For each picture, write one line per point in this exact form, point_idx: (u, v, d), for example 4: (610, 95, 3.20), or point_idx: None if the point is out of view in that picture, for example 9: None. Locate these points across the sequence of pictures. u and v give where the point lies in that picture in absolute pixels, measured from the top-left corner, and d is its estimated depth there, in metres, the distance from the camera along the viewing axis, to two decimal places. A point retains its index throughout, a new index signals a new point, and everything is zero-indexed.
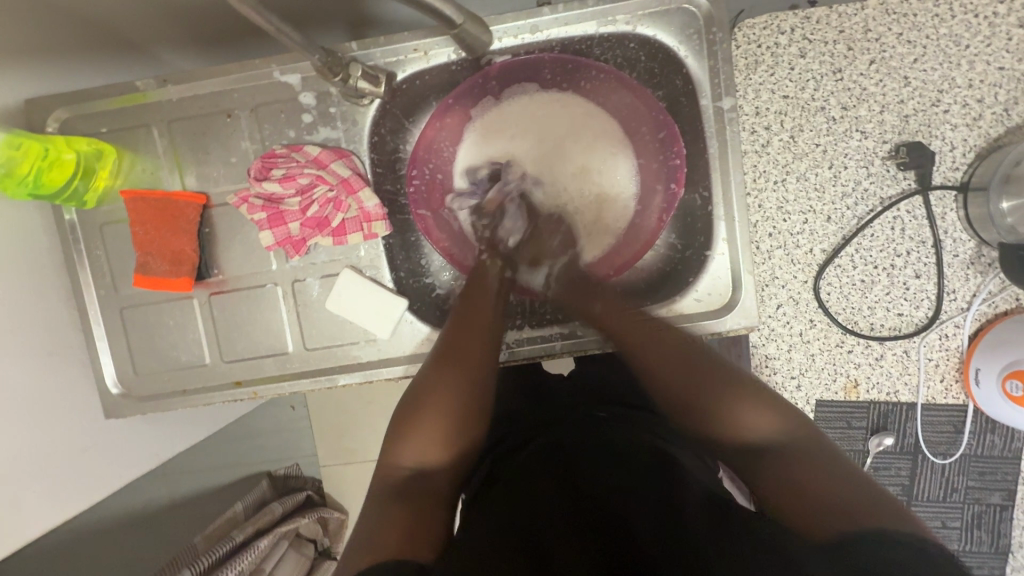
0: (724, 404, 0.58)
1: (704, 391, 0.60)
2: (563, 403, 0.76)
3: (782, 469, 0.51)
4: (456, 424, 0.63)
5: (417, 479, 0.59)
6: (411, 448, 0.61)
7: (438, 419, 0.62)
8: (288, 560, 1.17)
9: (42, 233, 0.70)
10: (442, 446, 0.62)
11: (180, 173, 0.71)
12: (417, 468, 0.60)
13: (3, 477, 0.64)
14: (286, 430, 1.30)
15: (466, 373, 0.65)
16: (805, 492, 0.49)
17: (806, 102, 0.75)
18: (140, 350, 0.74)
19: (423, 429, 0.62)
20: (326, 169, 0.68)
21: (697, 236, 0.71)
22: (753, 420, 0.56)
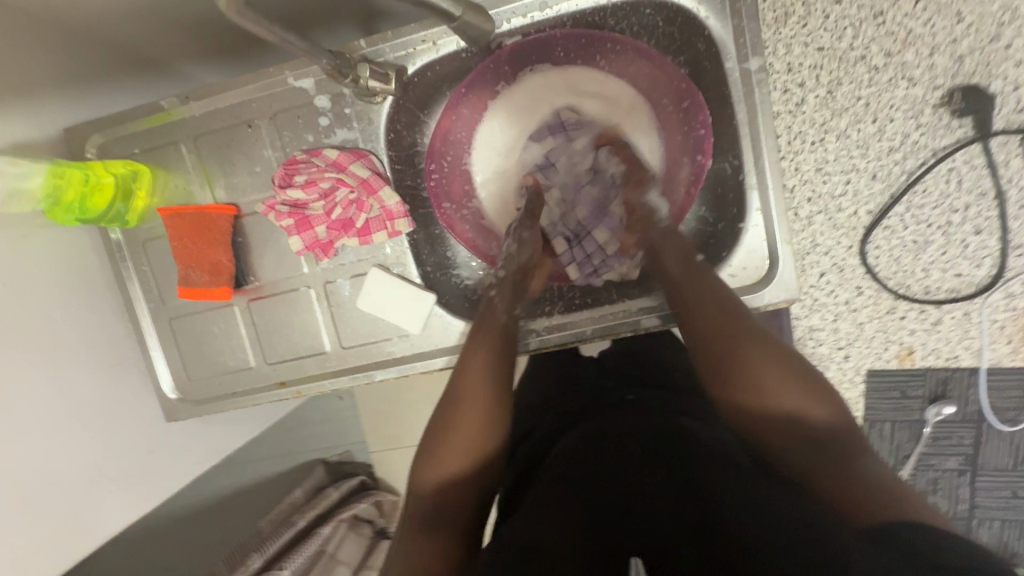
0: (775, 383, 0.56)
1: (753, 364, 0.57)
2: (601, 389, 0.78)
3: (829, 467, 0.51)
4: (474, 449, 0.62)
5: (444, 505, 0.59)
6: (435, 478, 0.61)
7: (462, 444, 0.62)
8: (351, 541, 1.24)
9: (92, 253, 0.75)
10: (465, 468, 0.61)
11: (210, 187, 0.73)
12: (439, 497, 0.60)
13: (83, 479, 0.70)
14: (337, 420, 1.35)
15: (479, 408, 0.63)
16: (849, 495, 0.48)
17: (843, 53, 0.69)
18: (190, 356, 0.78)
19: (450, 454, 0.61)
20: (345, 171, 0.69)
21: (729, 208, 0.67)
22: (798, 401, 0.55)
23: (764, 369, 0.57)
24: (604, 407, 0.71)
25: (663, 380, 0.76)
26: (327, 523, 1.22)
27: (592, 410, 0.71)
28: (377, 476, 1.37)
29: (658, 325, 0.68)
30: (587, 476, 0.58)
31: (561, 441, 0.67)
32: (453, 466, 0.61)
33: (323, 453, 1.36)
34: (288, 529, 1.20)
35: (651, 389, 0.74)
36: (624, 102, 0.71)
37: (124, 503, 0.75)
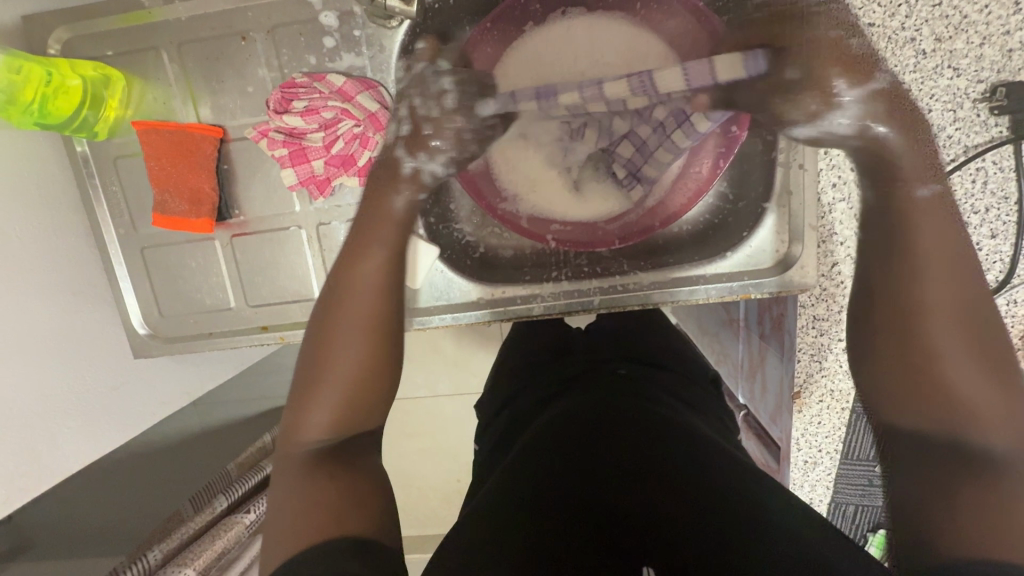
0: (962, 376, 0.41)
1: (925, 340, 0.42)
2: (585, 358, 0.75)
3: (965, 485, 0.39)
4: (362, 371, 0.50)
5: (333, 445, 0.47)
6: (320, 410, 0.48)
7: (348, 363, 0.50)
8: None
9: (51, 166, 0.66)
10: (354, 399, 0.49)
11: (194, 103, 0.66)
12: (326, 434, 0.47)
13: (40, 413, 0.64)
14: None
15: (369, 322, 0.52)
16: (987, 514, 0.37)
17: (893, 32, 0.66)
18: (163, 290, 0.72)
19: (330, 376, 0.49)
20: (351, 102, 0.62)
21: (756, 185, 0.66)
22: (984, 406, 0.41)
23: (947, 347, 0.42)
24: (590, 376, 0.69)
25: (653, 352, 0.76)
26: None
27: (575, 380, 0.69)
28: None
29: (665, 300, 0.69)
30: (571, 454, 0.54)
31: (543, 413, 0.64)
32: (334, 394, 0.48)
33: None
34: (256, 472, 1.20)
35: (640, 362, 0.73)
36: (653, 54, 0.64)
37: (83, 442, 0.70)
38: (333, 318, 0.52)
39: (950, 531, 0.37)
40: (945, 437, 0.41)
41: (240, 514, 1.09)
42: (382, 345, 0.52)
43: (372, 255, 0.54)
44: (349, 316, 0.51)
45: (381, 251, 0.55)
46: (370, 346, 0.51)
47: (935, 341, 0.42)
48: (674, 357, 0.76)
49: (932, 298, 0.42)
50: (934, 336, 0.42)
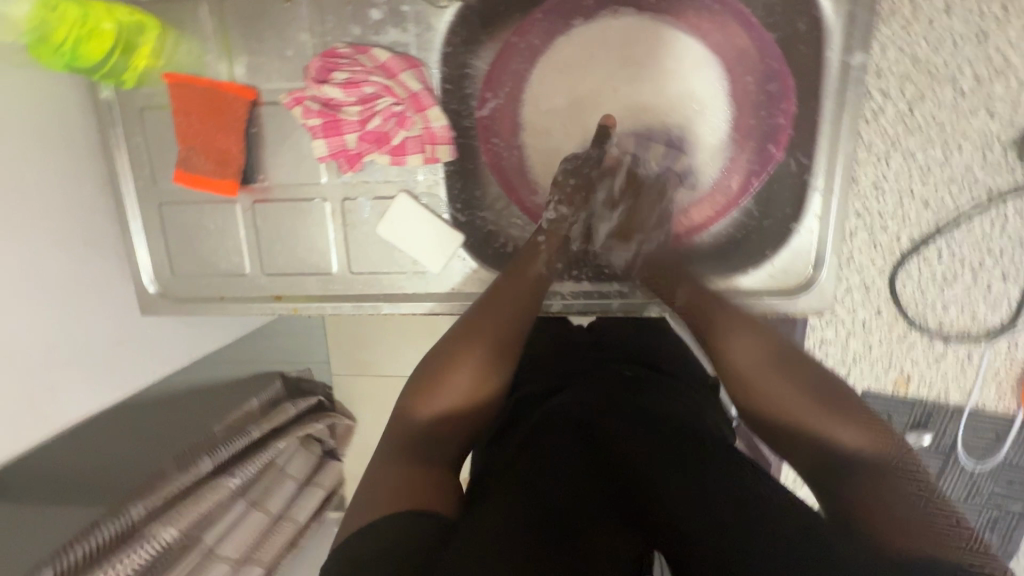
0: (782, 392, 0.53)
1: (735, 360, 0.58)
2: (591, 358, 0.75)
3: (860, 486, 0.44)
4: (482, 373, 0.58)
5: (433, 436, 0.55)
6: (432, 403, 0.56)
7: (467, 366, 0.58)
8: (299, 458, 1.33)
9: (74, 109, 0.64)
10: (465, 398, 0.57)
11: (228, 62, 0.64)
12: (432, 427, 0.55)
13: (43, 360, 0.63)
14: (302, 338, 1.41)
15: (490, 327, 0.61)
16: (879, 510, 0.42)
17: (935, 68, 0.66)
18: (176, 248, 0.71)
19: (448, 372, 0.58)
20: (394, 79, 0.61)
21: (783, 206, 0.65)
22: (837, 425, 0.49)
23: (737, 353, 0.58)
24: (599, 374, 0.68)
25: (656, 362, 0.75)
26: (283, 438, 1.24)
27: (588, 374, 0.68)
28: (335, 400, 1.44)
29: None
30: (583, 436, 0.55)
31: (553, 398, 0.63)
32: (448, 399, 0.56)
33: (282, 367, 1.41)
34: (243, 436, 1.17)
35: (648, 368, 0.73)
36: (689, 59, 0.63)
37: (85, 394, 0.69)
38: (459, 337, 0.61)
39: (858, 512, 0.43)
40: (819, 463, 0.48)
41: (227, 476, 1.08)
42: (505, 350, 0.61)
43: (501, 292, 0.63)
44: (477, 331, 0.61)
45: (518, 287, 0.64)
46: (490, 352, 0.60)
47: (736, 359, 0.58)
48: (676, 362, 0.76)
49: (727, 326, 0.60)
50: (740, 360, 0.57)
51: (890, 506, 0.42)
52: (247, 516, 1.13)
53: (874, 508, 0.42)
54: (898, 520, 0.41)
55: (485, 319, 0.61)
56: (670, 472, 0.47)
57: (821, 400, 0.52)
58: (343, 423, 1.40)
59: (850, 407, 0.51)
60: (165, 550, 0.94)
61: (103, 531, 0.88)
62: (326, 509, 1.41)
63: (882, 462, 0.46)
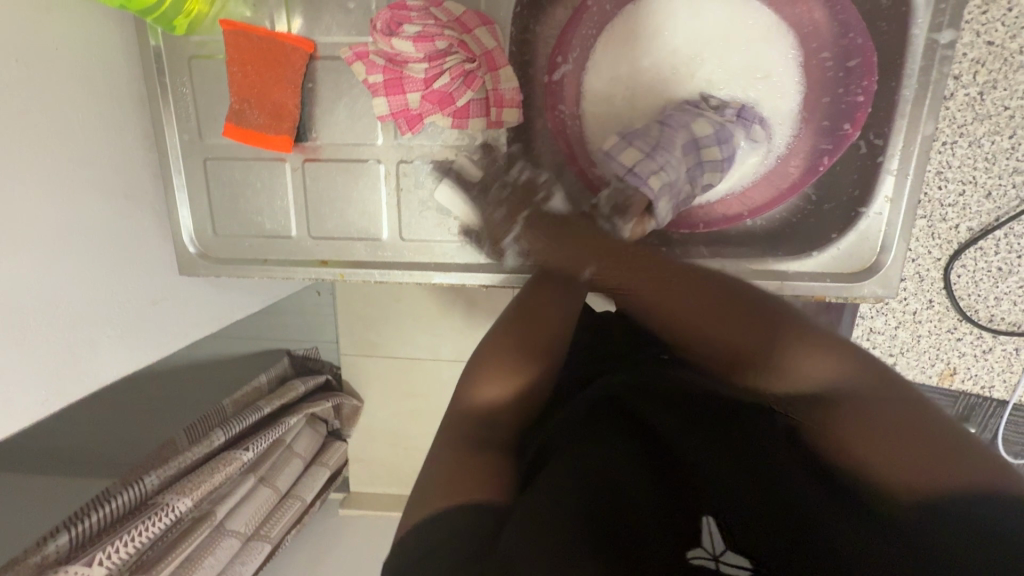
0: (738, 331, 0.45)
1: (670, 309, 0.50)
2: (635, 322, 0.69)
3: (850, 425, 0.37)
4: (545, 336, 0.52)
5: (498, 414, 0.46)
6: (496, 377, 0.48)
7: (527, 332, 0.52)
8: (305, 435, 1.31)
9: (121, 56, 0.61)
10: (530, 367, 0.49)
11: (285, 11, 0.61)
12: (496, 406, 0.47)
13: (78, 318, 0.60)
14: (313, 316, 1.35)
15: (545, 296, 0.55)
16: (856, 450, 0.36)
17: (1011, 54, 0.64)
18: (220, 207, 0.68)
19: (504, 347, 0.50)
20: (468, 35, 0.59)
21: (851, 189, 0.64)
22: (809, 355, 0.41)
23: (676, 303, 0.49)
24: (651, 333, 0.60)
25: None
26: (294, 415, 1.23)
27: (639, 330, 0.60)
28: (341, 378, 1.41)
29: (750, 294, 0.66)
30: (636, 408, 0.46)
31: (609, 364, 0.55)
32: (511, 371, 0.49)
33: (291, 344, 1.39)
34: (254, 411, 1.16)
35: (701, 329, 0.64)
36: (762, 29, 0.61)
37: (121, 354, 0.66)
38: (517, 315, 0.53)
39: (846, 458, 0.37)
40: (780, 392, 0.42)
41: (239, 450, 1.06)
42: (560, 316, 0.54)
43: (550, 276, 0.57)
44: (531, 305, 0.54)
45: (562, 258, 0.57)
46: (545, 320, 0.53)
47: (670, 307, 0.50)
48: None
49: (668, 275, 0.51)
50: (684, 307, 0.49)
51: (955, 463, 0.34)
52: (256, 492, 1.11)
53: (856, 451, 0.36)
54: (907, 463, 0.34)
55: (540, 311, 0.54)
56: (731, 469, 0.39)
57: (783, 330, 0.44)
58: (351, 404, 1.37)
59: (818, 335, 0.42)
60: (176, 521, 0.90)
61: (115, 501, 0.85)
62: (331, 489, 1.39)
63: (856, 393, 0.38)
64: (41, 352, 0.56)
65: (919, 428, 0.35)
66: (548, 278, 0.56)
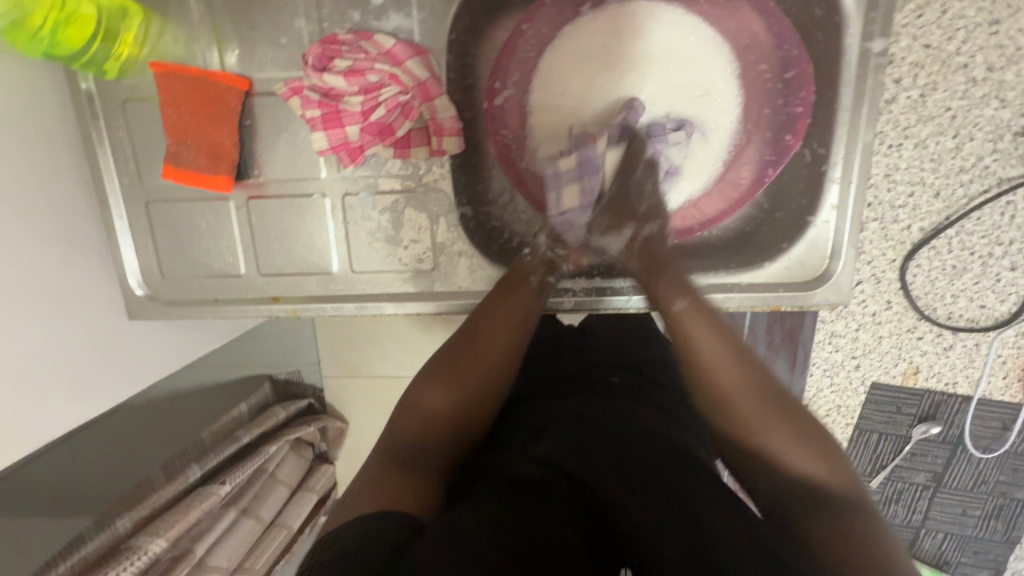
0: (745, 411, 0.47)
1: (716, 381, 0.49)
2: (586, 356, 0.70)
3: (817, 517, 0.41)
4: (490, 380, 0.55)
5: (422, 447, 0.50)
6: (438, 400, 0.52)
7: (471, 373, 0.55)
8: (291, 462, 1.28)
9: (54, 102, 0.60)
10: (461, 406, 0.53)
11: (219, 49, 0.60)
12: (423, 441, 0.50)
13: (27, 373, 0.59)
14: (290, 339, 1.34)
15: (493, 345, 0.57)
16: (842, 544, 0.39)
17: (948, 56, 0.65)
18: (166, 249, 0.67)
19: (448, 381, 0.54)
20: (400, 66, 0.58)
21: (799, 198, 0.64)
22: (795, 454, 0.44)
23: (719, 373, 0.49)
24: (584, 385, 0.61)
25: (633, 361, 0.69)
26: (274, 442, 1.21)
27: (566, 386, 0.61)
28: (325, 399, 1.39)
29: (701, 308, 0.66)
30: (576, 448, 0.48)
31: (532, 416, 0.55)
32: (449, 408, 0.52)
33: (274, 368, 1.35)
34: (232, 442, 1.14)
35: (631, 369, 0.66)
36: (697, 46, 0.60)
37: (75, 405, 0.65)
38: (463, 351, 0.57)
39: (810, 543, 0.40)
40: (753, 467, 0.46)
41: (216, 484, 1.04)
42: (507, 364, 0.57)
43: (489, 318, 0.59)
44: (481, 350, 0.57)
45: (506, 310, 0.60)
46: (490, 369, 0.56)
47: (717, 386, 0.49)
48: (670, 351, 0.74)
49: (699, 334, 0.52)
50: (723, 382, 0.49)
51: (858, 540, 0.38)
52: (238, 526, 1.09)
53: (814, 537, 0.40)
54: (855, 562, 0.37)
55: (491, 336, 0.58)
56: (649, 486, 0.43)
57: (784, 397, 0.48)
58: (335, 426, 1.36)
59: (819, 435, 0.45)
60: (150, 565, 0.88)
61: (86, 548, 0.83)
62: (320, 513, 1.37)
63: (836, 496, 0.42)
64: None
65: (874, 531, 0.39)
66: (473, 325, 0.59)
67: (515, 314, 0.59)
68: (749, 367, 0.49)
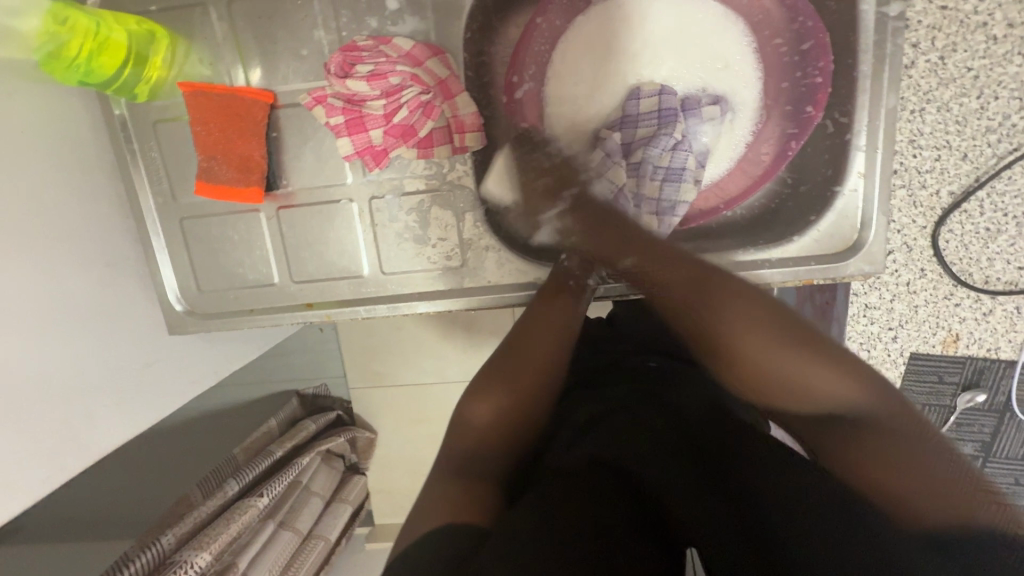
0: (773, 356, 0.50)
1: (745, 340, 0.52)
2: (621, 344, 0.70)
3: (859, 446, 0.45)
4: (547, 370, 0.57)
5: (483, 451, 0.51)
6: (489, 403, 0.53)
7: (529, 371, 0.56)
8: (323, 474, 1.31)
9: (90, 128, 0.63)
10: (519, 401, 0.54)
11: (243, 65, 0.62)
12: (485, 434, 0.52)
13: (77, 390, 0.61)
14: (316, 352, 1.36)
15: (547, 340, 0.58)
16: (883, 475, 0.43)
17: (966, 16, 0.64)
18: (201, 263, 0.69)
19: (499, 380, 0.55)
20: (420, 67, 0.60)
21: (824, 168, 0.63)
22: (829, 384, 0.48)
23: (746, 332, 0.52)
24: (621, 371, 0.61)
25: None
26: (305, 455, 1.23)
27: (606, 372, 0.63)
28: (353, 412, 1.41)
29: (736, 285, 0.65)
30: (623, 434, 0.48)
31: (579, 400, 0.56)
32: (507, 406, 0.53)
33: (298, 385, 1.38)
34: (266, 456, 1.17)
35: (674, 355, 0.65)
36: (710, 25, 0.61)
37: (123, 419, 0.67)
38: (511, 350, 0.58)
39: (866, 485, 0.43)
40: (801, 407, 0.49)
41: (253, 497, 1.06)
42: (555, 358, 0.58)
43: (547, 312, 0.60)
44: (531, 347, 0.58)
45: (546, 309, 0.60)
46: (542, 363, 0.57)
47: (733, 337, 0.52)
48: None
49: (717, 299, 0.54)
50: (744, 338, 0.52)
51: (890, 465, 0.43)
52: (278, 538, 1.10)
53: (866, 473, 0.43)
54: (915, 496, 0.41)
55: (539, 338, 0.58)
56: (700, 472, 0.44)
57: (801, 339, 0.51)
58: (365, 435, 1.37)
59: (845, 361, 0.49)
60: None
61: (136, 563, 0.85)
62: (356, 524, 1.39)
63: (871, 417, 0.46)
64: (40, 428, 0.57)
65: (920, 452, 0.44)
66: (525, 317, 0.60)
67: (564, 312, 0.60)
68: (758, 319, 0.52)
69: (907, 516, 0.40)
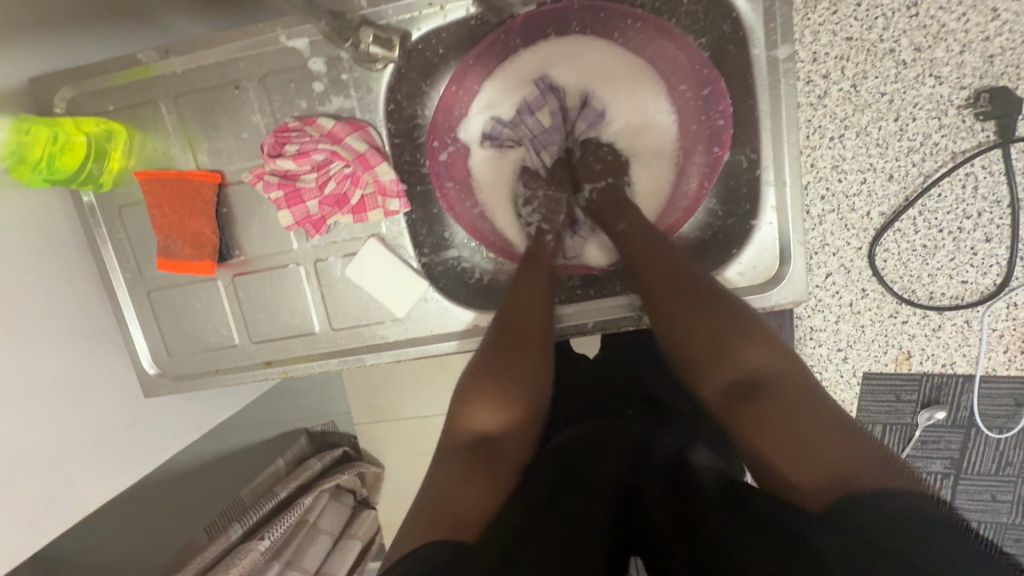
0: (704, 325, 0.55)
1: (670, 304, 0.58)
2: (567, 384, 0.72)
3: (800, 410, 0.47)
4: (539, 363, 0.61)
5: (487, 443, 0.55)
6: (487, 396, 0.58)
7: (515, 358, 0.60)
8: (332, 509, 1.31)
9: (64, 216, 0.70)
10: (506, 391, 0.58)
11: (192, 151, 0.68)
12: (486, 427, 0.56)
13: (57, 454, 0.66)
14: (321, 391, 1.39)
15: (537, 334, 0.62)
16: (807, 447, 0.44)
17: (872, 44, 0.66)
18: (169, 329, 0.75)
19: (489, 376, 0.59)
20: (340, 143, 0.65)
21: (742, 203, 0.65)
22: (753, 353, 0.52)
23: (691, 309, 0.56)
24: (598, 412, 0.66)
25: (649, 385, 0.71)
26: (309, 494, 1.21)
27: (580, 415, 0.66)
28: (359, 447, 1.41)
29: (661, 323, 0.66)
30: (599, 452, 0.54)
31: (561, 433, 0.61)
32: (498, 396, 0.58)
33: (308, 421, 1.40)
34: (270, 497, 1.16)
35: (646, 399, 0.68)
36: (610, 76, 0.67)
37: (102, 477, 0.72)
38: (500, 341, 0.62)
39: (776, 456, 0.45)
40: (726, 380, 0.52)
41: (255, 540, 1.05)
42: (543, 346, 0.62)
43: (528, 305, 0.63)
44: (519, 333, 0.61)
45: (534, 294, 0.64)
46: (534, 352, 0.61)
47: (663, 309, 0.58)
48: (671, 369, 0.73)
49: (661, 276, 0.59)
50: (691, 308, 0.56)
51: (799, 433, 0.45)
52: None
53: (796, 440, 0.45)
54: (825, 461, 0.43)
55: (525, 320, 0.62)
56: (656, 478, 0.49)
57: (733, 314, 0.55)
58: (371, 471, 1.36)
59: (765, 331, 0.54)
60: None
61: None
62: (366, 559, 1.39)
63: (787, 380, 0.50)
64: (19, 490, 0.62)
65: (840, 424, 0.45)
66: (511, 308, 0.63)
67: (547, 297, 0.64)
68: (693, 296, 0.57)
69: (819, 492, 0.42)
